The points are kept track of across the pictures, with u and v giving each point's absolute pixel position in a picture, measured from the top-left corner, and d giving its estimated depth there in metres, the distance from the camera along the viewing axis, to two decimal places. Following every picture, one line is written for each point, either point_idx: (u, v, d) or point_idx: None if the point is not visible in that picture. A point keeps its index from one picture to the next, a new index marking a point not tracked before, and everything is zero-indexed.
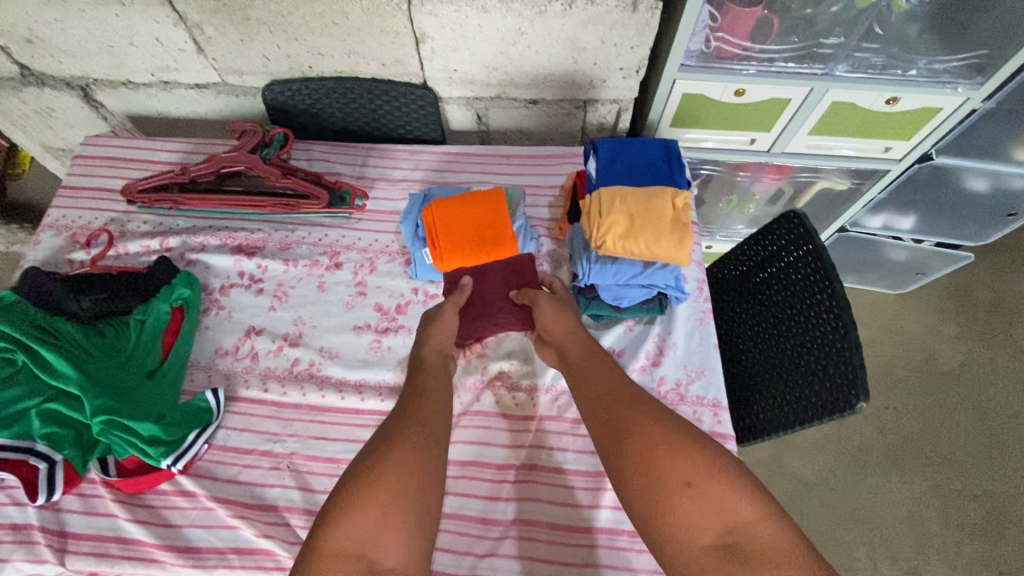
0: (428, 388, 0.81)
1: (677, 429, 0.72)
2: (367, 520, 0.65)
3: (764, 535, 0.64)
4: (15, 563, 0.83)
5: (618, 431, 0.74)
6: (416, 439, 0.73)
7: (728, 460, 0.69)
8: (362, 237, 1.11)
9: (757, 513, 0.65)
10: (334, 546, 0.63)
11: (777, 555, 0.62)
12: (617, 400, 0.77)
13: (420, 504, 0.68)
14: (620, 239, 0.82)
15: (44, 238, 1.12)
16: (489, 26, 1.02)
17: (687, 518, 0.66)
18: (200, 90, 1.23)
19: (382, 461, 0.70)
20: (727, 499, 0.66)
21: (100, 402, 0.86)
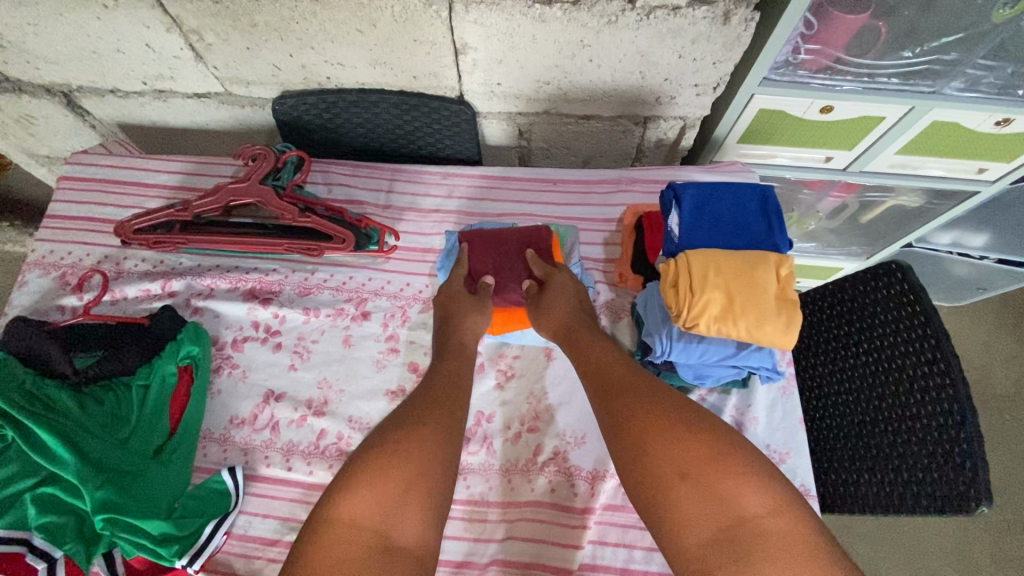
0: (449, 372, 0.77)
1: (679, 415, 0.65)
2: (388, 494, 0.61)
3: (775, 529, 0.57)
4: None
5: (617, 417, 0.68)
6: (439, 419, 0.69)
7: (735, 447, 0.62)
8: (392, 282, 0.97)
9: (767, 506, 0.58)
10: (347, 515, 0.59)
11: (789, 552, 0.55)
12: (616, 388, 0.71)
13: (438, 484, 0.64)
14: (716, 320, 0.68)
15: (31, 279, 0.98)
16: (546, 37, 0.85)
17: (684, 511, 0.60)
18: (200, 100, 1.06)
19: (406, 435, 0.66)
20: (732, 490, 0.59)
21: (101, 495, 0.74)
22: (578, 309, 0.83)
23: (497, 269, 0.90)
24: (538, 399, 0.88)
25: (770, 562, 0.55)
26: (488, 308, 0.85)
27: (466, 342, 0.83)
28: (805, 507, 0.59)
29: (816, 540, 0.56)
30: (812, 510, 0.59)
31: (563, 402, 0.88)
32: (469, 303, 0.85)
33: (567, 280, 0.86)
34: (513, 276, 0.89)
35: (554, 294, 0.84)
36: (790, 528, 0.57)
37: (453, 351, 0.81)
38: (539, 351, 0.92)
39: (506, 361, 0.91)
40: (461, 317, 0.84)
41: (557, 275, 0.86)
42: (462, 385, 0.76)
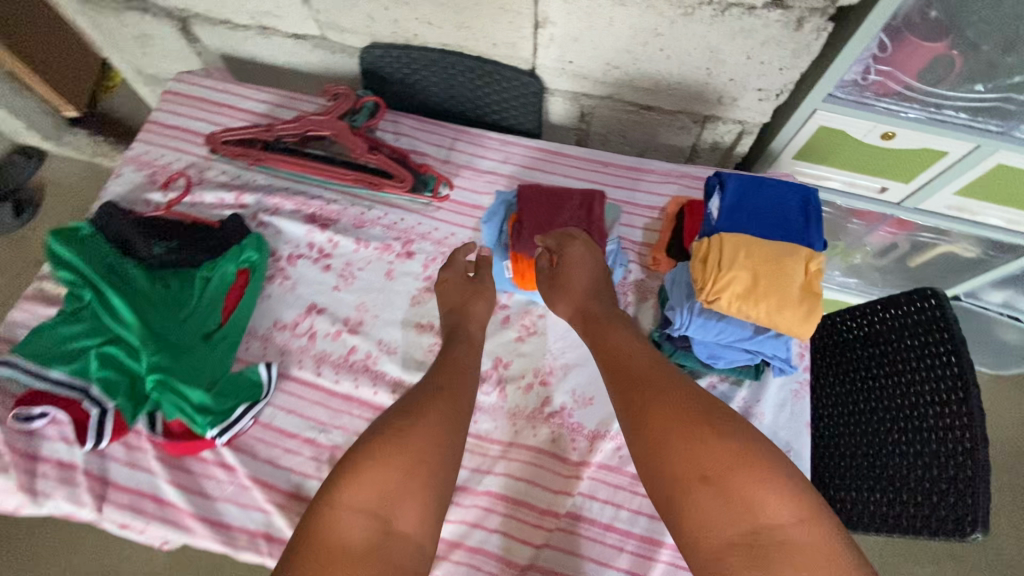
0: (452, 360, 0.79)
1: (705, 419, 0.66)
2: (390, 482, 0.63)
3: (798, 539, 0.59)
4: (57, 500, 0.84)
5: (639, 415, 0.69)
6: (444, 409, 0.70)
7: (758, 453, 0.64)
8: (439, 229, 1.04)
9: (790, 515, 0.60)
10: (350, 502, 0.61)
11: (807, 558, 0.58)
12: (639, 385, 0.71)
13: (440, 473, 0.65)
14: (738, 299, 0.71)
15: (125, 172, 1.10)
16: (623, 20, 0.90)
17: (704, 515, 0.61)
18: (297, 40, 1.16)
19: (410, 425, 0.67)
20: (755, 497, 0.61)
21: (155, 359, 0.85)
22: (595, 291, 0.84)
23: (538, 215, 0.90)
24: (555, 357, 0.93)
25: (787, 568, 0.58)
26: (487, 293, 0.90)
27: (468, 326, 0.86)
28: (826, 518, 0.61)
29: (835, 552, 0.58)
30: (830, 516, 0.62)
31: (575, 364, 0.92)
32: (472, 289, 0.90)
33: (582, 256, 0.85)
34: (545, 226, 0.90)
35: (568, 281, 0.84)
36: (811, 539, 0.59)
37: (460, 337, 0.84)
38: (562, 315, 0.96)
39: (530, 318, 0.96)
40: (463, 305, 0.88)
41: (571, 253, 0.85)
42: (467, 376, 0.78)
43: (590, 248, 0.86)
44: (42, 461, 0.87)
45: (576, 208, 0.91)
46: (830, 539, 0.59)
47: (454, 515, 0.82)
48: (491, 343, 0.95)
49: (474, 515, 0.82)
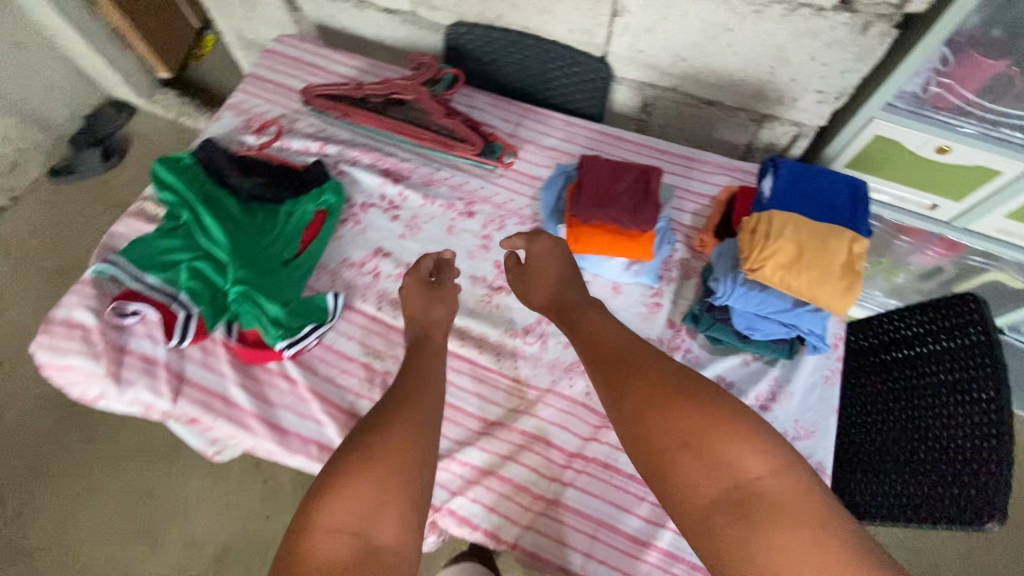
0: (421, 367, 0.82)
1: (681, 388, 0.70)
2: (364, 498, 0.64)
3: (776, 488, 0.62)
4: (138, 389, 0.94)
5: (619, 396, 0.72)
6: (412, 418, 0.73)
7: (730, 412, 0.67)
8: (500, 194, 1.11)
9: (767, 468, 0.64)
10: (328, 523, 0.62)
11: (785, 508, 0.61)
12: (616, 362, 0.76)
13: (415, 483, 0.68)
14: (782, 269, 0.76)
15: (224, 116, 1.22)
16: (696, 13, 0.97)
17: (686, 480, 0.65)
18: (389, 15, 1.27)
19: (382, 439, 0.70)
20: (732, 456, 0.64)
21: (241, 275, 0.95)
22: (564, 279, 0.90)
23: (599, 184, 0.95)
24: None
25: (770, 520, 0.60)
26: (449, 298, 0.93)
27: (433, 333, 0.89)
28: (802, 468, 0.64)
29: (812, 497, 0.62)
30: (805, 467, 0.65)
31: None
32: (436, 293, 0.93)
33: (546, 247, 0.92)
34: (605, 194, 0.93)
35: (537, 273, 0.91)
36: (788, 488, 0.62)
37: (422, 345, 0.87)
38: (607, 284, 1.01)
39: None
40: (424, 313, 0.91)
41: (535, 247, 0.93)
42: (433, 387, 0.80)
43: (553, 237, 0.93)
44: (128, 353, 0.97)
45: (633, 183, 0.95)
46: (807, 487, 0.63)
47: (489, 447, 0.88)
48: None
49: (508, 450, 0.88)
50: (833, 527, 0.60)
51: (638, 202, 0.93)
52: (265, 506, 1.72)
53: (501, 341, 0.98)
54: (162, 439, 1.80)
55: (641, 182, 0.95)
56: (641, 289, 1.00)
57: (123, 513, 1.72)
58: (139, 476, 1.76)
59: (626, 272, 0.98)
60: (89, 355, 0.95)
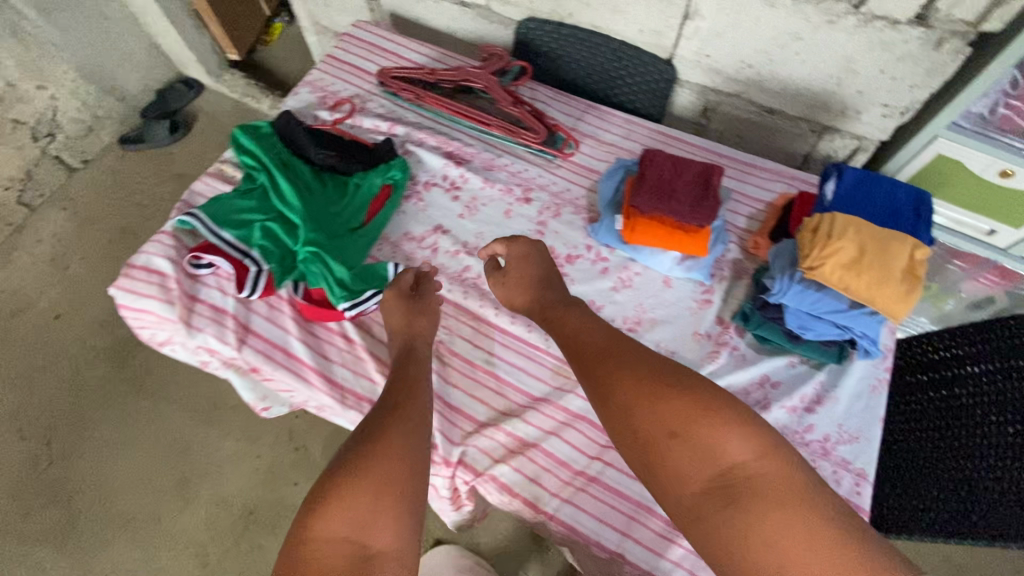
0: (406, 376, 0.83)
1: (667, 377, 0.72)
2: (359, 504, 0.65)
3: (763, 471, 0.64)
4: (206, 335, 1.00)
5: (603, 392, 0.73)
6: (402, 422, 0.75)
7: (716, 400, 0.69)
8: (557, 183, 1.15)
9: (753, 452, 0.66)
10: (324, 533, 0.64)
11: (773, 491, 0.63)
12: (601, 357, 0.77)
13: (410, 488, 0.69)
14: (841, 269, 0.78)
15: (301, 92, 1.29)
16: (768, 21, 0.99)
17: (675, 468, 0.66)
18: (463, 8, 1.33)
19: (374, 445, 0.71)
20: (718, 442, 0.66)
21: (312, 236, 1.01)
22: (547, 279, 0.92)
23: (662, 179, 0.97)
24: (645, 310, 1.00)
25: (759, 502, 0.62)
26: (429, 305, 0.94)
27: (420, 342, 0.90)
28: (787, 453, 0.66)
29: (798, 478, 0.64)
30: (793, 450, 0.67)
31: (663, 320, 1.00)
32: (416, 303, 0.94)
33: (523, 251, 0.95)
34: (667, 189, 0.96)
35: (516, 275, 0.93)
36: (773, 471, 0.64)
37: (411, 355, 0.87)
38: (658, 277, 1.03)
39: (628, 273, 1.04)
40: (407, 322, 0.91)
41: (513, 253, 0.95)
42: (419, 389, 0.82)
43: (529, 242, 0.96)
44: (199, 302, 1.03)
45: (695, 178, 0.97)
46: (793, 469, 0.65)
47: (534, 421, 0.91)
48: (589, 288, 1.03)
49: (551, 425, 0.91)
50: (819, 506, 0.62)
51: (700, 197, 0.95)
52: (294, 473, 1.78)
53: None
54: (202, 399, 1.87)
55: (703, 179, 0.98)
56: (691, 284, 1.02)
57: (161, 465, 1.79)
58: (178, 433, 1.83)
59: (678, 266, 1.01)
60: (164, 300, 1.01)
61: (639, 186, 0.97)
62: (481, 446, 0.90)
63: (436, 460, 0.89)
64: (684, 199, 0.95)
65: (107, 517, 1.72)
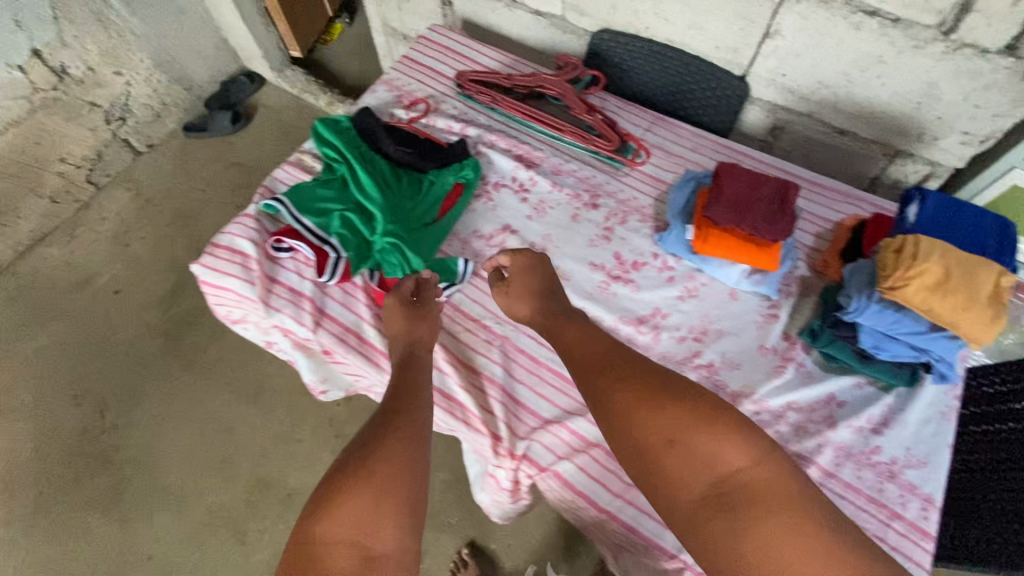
0: (408, 381, 0.89)
1: (665, 390, 0.79)
2: (364, 510, 0.72)
3: (755, 478, 0.71)
4: (284, 315, 1.04)
5: (605, 401, 0.80)
6: (404, 428, 0.82)
7: (710, 411, 0.76)
8: (624, 191, 1.16)
9: (746, 459, 0.72)
10: (330, 535, 0.70)
11: (765, 497, 0.69)
12: (604, 370, 0.84)
13: (408, 493, 0.76)
14: (925, 291, 0.79)
15: (378, 90, 1.34)
16: (852, 43, 1.01)
17: (675, 474, 0.73)
18: (537, 17, 1.37)
19: (376, 451, 0.78)
20: (714, 450, 0.72)
21: (392, 227, 1.06)
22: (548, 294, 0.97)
23: (740, 192, 0.98)
24: (710, 321, 1.01)
25: (752, 507, 0.69)
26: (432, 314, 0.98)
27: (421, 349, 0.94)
28: (777, 460, 0.73)
29: (788, 485, 0.71)
30: (783, 458, 0.74)
31: (729, 332, 1.00)
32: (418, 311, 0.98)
33: (526, 263, 0.99)
34: (746, 202, 0.97)
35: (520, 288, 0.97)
36: (766, 477, 0.71)
37: (411, 361, 0.92)
38: (724, 289, 1.04)
39: (693, 283, 1.05)
40: (408, 331, 0.95)
41: (516, 265, 1.00)
42: (421, 394, 0.88)
43: (533, 255, 1.00)
44: (278, 283, 1.08)
45: (772, 193, 0.99)
46: (783, 477, 0.71)
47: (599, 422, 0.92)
48: (655, 295, 1.04)
49: None
50: (809, 512, 0.69)
51: (777, 211, 0.97)
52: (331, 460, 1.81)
53: (615, 326, 1.02)
54: (249, 382, 1.93)
55: (779, 193, 0.99)
56: (758, 299, 1.03)
57: (206, 441, 1.85)
58: (223, 412, 1.89)
59: (745, 279, 1.02)
60: (245, 280, 1.06)
61: (716, 198, 0.99)
62: (546, 442, 0.92)
63: (502, 452, 0.92)
64: (763, 213, 0.96)
65: (152, 489, 1.78)
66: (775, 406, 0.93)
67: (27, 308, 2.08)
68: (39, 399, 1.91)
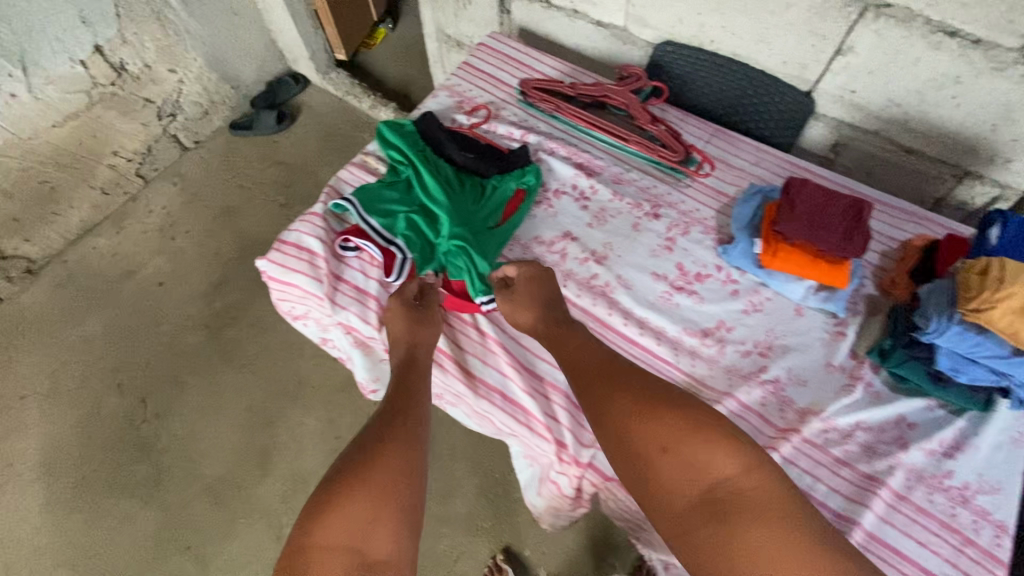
0: (406, 388, 0.92)
1: (659, 398, 0.81)
2: (359, 515, 0.74)
3: (746, 486, 0.72)
4: (349, 313, 1.06)
5: (600, 409, 0.82)
6: (400, 436, 0.84)
7: (702, 420, 0.78)
8: (686, 202, 1.17)
9: (738, 468, 0.74)
10: (324, 542, 0.72)
11: (757, 505, 0.71)
12: (598, 378, 0.86)
13: (404, 501, 0.78)
14: (1012, 313, 0.78)
15: (439, 95, 1.36)
16: (928, 63, 1.00)
17: (668, 481, 0.74)
18: (598, 27, 1.38)
19: (373, 458, 0.80)
20: (707, 459, 0.74)
21: (458, 231, 1.07)
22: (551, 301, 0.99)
23: (810, 208, 0.98)
24: (776, 336, 1.01)
25: (744, 515, 0.70)
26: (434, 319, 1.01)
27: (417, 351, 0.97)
28: (768, 473, 0.74)
29: (781, 499, 0.72)
30: (774, 472, 0.75)
31: (795, 348, 0.99)
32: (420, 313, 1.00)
33: (532, 272, 1.02)
34: (816, 218, 0.97)
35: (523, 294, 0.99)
36: (756, 486, 0.72)
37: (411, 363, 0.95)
38: (789, 305, 1.04)
39: (758, 297, 1.05)
40: (410, 332, 0.97)
41: (521, 273, 1.02)
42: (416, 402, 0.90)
43: (538, 266, 1.03)
44: (343, 282, 1.09)
45: (845, 211, 0.98)
46: (773, 489, 0.73)
47: None
48: (718, 307, 1.04)
49: None
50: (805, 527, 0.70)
51: (851, 229, 0.96)
52: None
53: (678, 337, 1.02)
54: (287, 378, 1.96)
55: (854, 211, 0.98)
56: (824, 316, 1.02)
57: (243, 435, 1.87)
58: (261, 406, 1.91)
59: (812, 296, 1.02)
60: (312, 276, 1.08)
61: (785, 213, 0.99)
62: None
63: (566, 459, 0.93)
64: (836, 230, 0.96)
65: (189, 479, 1.81)
66: (843, 424, 0.92)
67: (75, 296, 2.13)
68: (84, 385, 1.96)
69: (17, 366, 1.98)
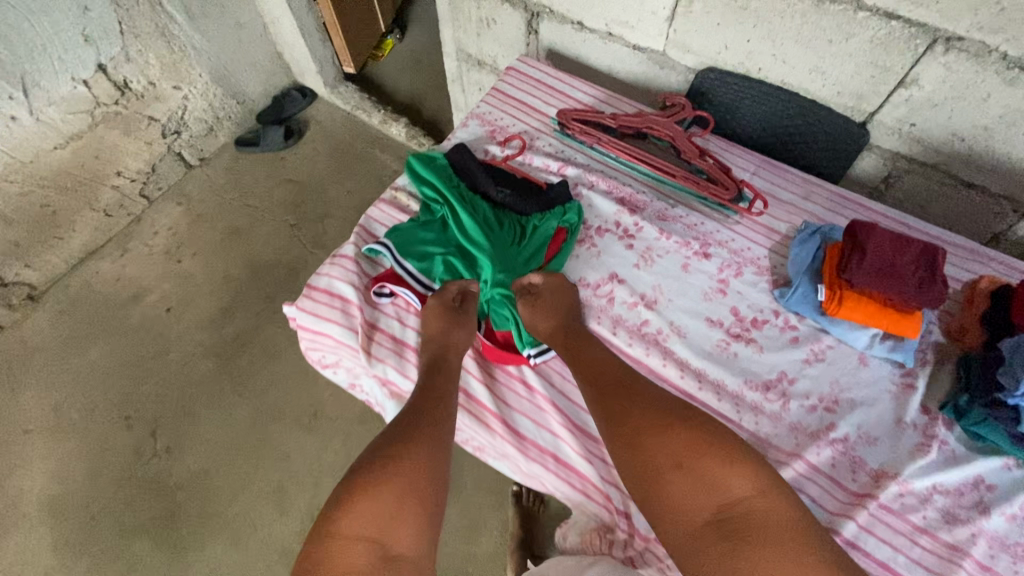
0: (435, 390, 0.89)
1: (683, 418, 0.82)
2: (384, 509, 0.73)
3: (758, 507, 0.73)
4: (386, 365, 1.00)
5: (617, 422, 0.83)
6: (426, 432, 0.82)
7: (721, 441, 0.79)
8: (736, 240, 1.11)
9: (752, 489, 0.74)
10: (345, 530, 0.71)
11: (770, 526, 0.71)
12: (621, 392, 0.87)
13: (429, 494, 0.77)
14: None
15: (470, 124, 1.30)
16: (1000, 99, 0.95)
17: (680, 498, 0.75)
18: (634, 50, 1.32)
19: (398, 451, 0.79)
20: (720, 478, 0.75)
21: (501, 277, 1.05)
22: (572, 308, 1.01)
23: (883, 252, 0.92)
24: (841, 389, 0.95)
25: (758, 537, 0.70)
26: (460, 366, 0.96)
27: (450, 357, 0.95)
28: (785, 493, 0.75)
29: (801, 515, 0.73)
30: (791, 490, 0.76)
31: (863, 402, 0.94)
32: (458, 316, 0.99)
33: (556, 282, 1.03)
34: (889, 263, 0.91)
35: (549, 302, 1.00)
36: (771, 507, 0.73)
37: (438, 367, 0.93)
38: (852, 353, 0.98)
39: (820, 345, 0.99)
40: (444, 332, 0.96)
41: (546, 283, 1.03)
42: (446, 403, 0.88)
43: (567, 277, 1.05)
44: (378, 330, 1.03)
45: (917, 255, 0.92)
46: (791, 507, 0.73)
47: None
48: (779, 356, 0.99)
49: None
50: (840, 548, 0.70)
51: (926, 276, 0.90)
52: None
53: (738, 391, 0.96)
54: (303, 408, 1.89)
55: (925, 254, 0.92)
56: (890, 366, 0.97)
57: (257, 469, 1.80)
58: (275, 439, 1.85)
59: (878, 344, 0.96)
60: (346, 326, 1.01)
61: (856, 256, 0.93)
62: None
63: (625, 529, 0.87)
64: (911, 278, 0.90)
65: (202, 517, 1.74)
66: (920, 488, 0.86)
67: (77, 324, 2.04)
68: (89, 419, 1.88)
69: (20, 400, 1.90)
